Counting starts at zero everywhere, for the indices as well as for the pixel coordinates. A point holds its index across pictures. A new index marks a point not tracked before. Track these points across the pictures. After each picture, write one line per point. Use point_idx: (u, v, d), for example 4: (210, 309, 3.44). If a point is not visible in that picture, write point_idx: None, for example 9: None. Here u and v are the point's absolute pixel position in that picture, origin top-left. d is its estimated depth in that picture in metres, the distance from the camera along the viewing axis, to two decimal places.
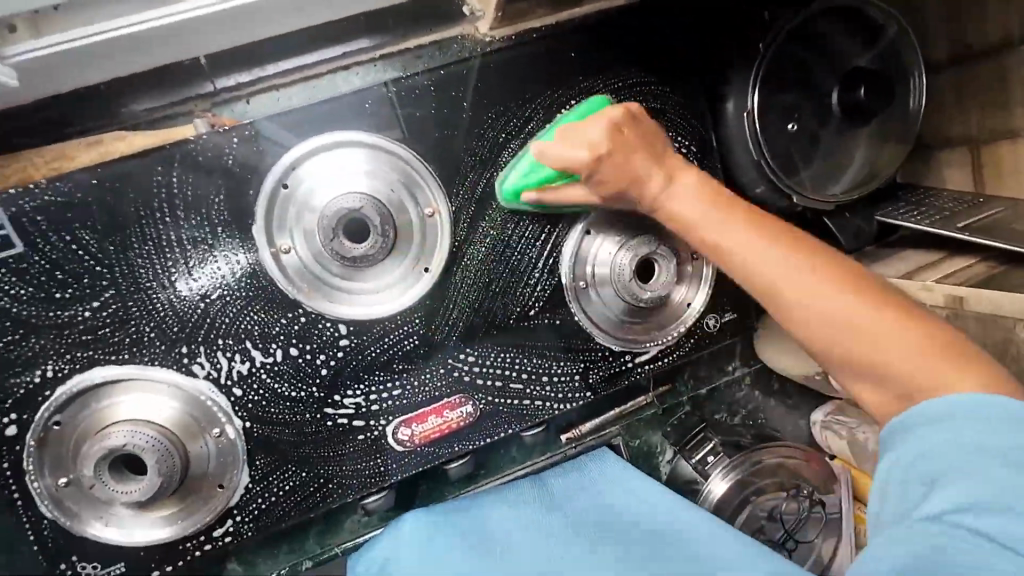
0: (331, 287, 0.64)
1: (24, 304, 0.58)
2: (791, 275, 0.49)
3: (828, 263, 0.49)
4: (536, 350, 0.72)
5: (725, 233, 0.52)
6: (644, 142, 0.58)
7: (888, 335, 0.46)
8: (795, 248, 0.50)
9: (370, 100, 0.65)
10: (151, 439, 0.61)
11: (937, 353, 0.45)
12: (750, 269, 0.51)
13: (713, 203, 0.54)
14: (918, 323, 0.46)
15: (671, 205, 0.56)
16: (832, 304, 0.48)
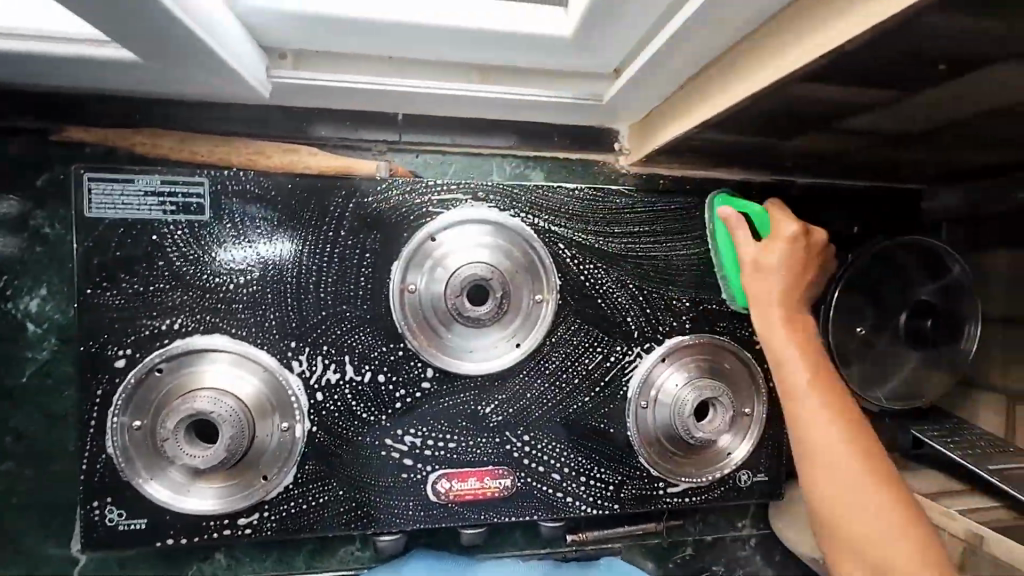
0: (435, 334, 0.71)
1: (187, 262, 0.65)
2: (827, 467, 0.58)
3: (851, 426, 0.59)
4: (584, 449, 0.76)
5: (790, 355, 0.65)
6: (802, 271, 0.71)
7: (870, 511, 0.55)
8: (871, 448, 0.58)
9: (530, 195, 0.73)
10: (232, 413, 0.65)
11: (903, 534, 0.54)
12: (843, 478, 0.57)
13: (826, 387, 0.62)
14: (885, 481, 0.56)
15: (788, 371, 0.64)
16: (864, 498, 0.56)
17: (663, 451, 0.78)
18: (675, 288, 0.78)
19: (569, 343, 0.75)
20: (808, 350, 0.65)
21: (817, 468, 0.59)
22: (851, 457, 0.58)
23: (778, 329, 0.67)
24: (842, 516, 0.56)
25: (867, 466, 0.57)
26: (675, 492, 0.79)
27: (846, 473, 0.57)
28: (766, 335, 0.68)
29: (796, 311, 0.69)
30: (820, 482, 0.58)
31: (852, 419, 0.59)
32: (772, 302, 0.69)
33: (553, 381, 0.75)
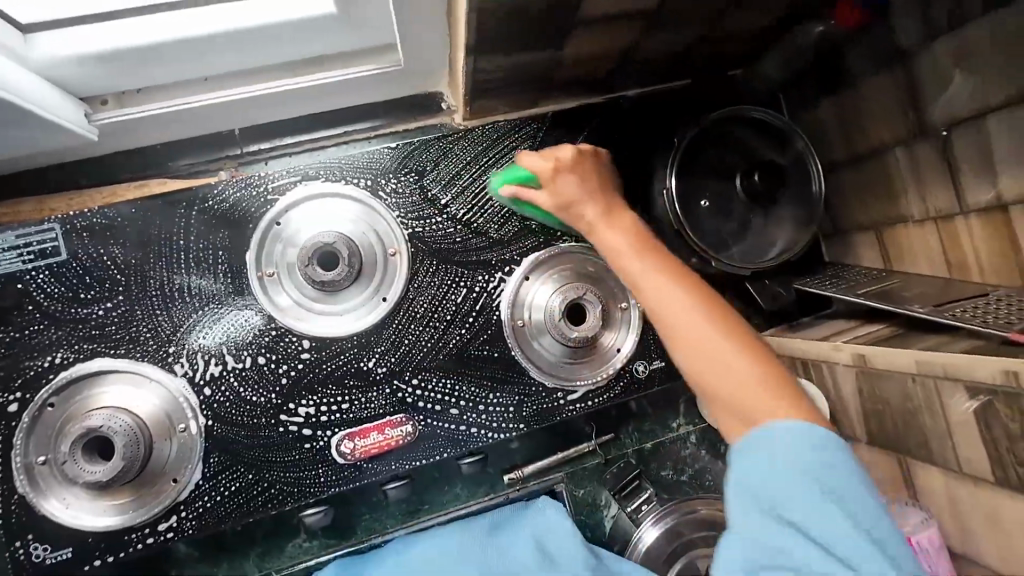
0: (303, 308, 0.77)
1: (54, 300, 0.71)
2: (698, 349, 0.60)
3: (713, 307, 0.62)
4: (474, 379, 0.80)
5: (657, 303, 0.63)
6: (598, 179, 0.74)
7: (721, 353, 0.59)
8: (718, 319, 0.61)
9: (357, 162, 0.80)
10: (122, 424, 0.69)
11: (744, 357, 0.58)
12: (699, 342, 0.60)
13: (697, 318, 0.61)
14: (720, 318, 0.61)
15: (604, 240, 0.70)
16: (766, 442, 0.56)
17: (551, 361, 0.82)
18: (520, 210, 0.83)
19: (432, 284, 0.80)
20: (652, 256, 0.66)
21: (694, 347, 0.60)
22: (709, 323, 0.60)
23: (648, 278, 0.64)
24: (722, 396, 0.59)
25: (763, 371, 0.58)
26: (576, 398, 0.83)
27: (709, 354, 0.59)
28: (633, 280, 0.66)
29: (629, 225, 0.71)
30: (669, 324, 0.62)
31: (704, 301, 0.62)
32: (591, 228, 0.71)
33: (426, 322, 0.79)
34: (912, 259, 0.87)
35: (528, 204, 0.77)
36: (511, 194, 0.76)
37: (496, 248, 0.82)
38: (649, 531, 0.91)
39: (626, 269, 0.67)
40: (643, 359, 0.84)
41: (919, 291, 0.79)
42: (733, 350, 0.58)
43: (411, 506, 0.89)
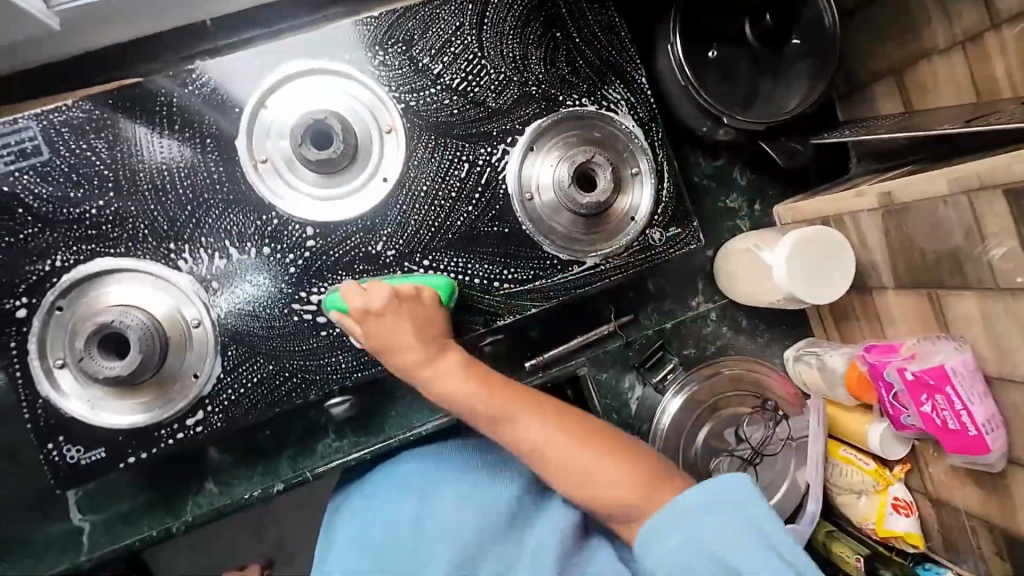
0: (302, 194, 0.74)
1: (45, 201, 0.69)
2: (605, 500, 0.68)
3: (570, 431, 0.70)
4: (486, 256, 0.78)
5: (546, 441, 0.69)
6: (474, 368, 0.72)
7: (624, 489, 0.68)
8: (623, 463, 0.69)
9: (341, 34, 0.74)
10: (133, 318, 0.68)
11: (639, 489, 0.68)
12: (621, 510, 0.68)
13: (577, 445, 0.69)
14: (609, 454, 0.69)
15: (521, 438, 0.70)
16: (585, 466, 0.68)
17: (564, 233, 0.79)
18: (518, 76, 0.78)
19: (433, 162, 0.76)
20: (548, 419, 0.71)
21: (589, 477, 0.68)
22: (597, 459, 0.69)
23: (531, 428, 0.69)
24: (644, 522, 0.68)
25: (624, 470, 0.68)
26: (593, 269, 0.80)
27: (609, 491, 0.68)
28: (465, 411, 0.71)
29: (488, 385, 0.71)
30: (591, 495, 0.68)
31: (552, 410, 0.71)
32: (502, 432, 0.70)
33: (430, 201, 0.76)
34: (935, 96, 0.82)
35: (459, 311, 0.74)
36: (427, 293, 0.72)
37: (496, 119, 0.78)
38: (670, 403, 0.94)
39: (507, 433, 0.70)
40: (656, 225, 0.82)
41: (947, 117, 0.76)
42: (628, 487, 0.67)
43: (435, 400, 0.88)
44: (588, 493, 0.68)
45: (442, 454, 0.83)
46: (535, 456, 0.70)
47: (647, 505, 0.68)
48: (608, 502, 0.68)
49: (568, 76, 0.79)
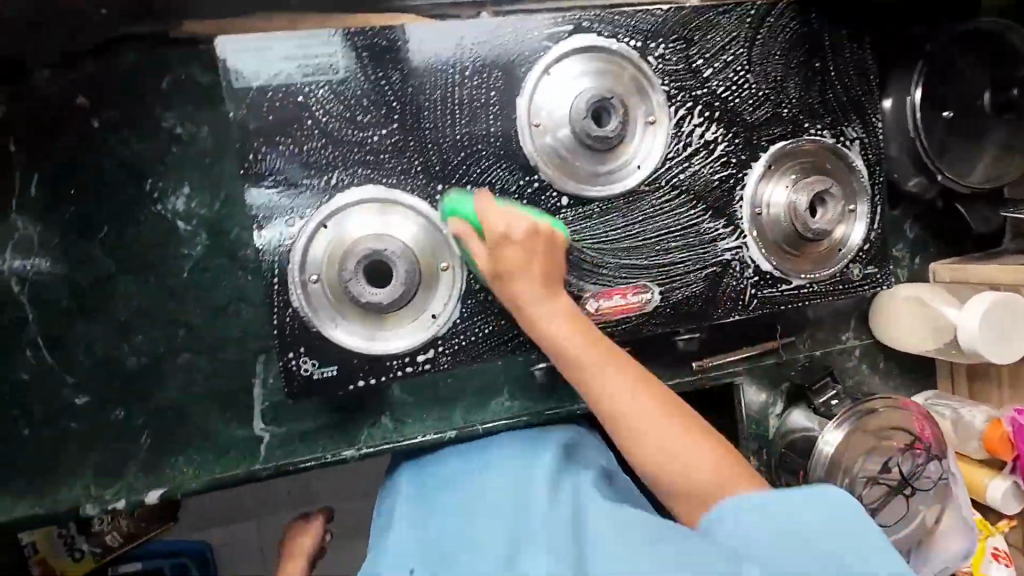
0: (564, 164, 0.76)
1: (334, 118, 0.70)
2: (656, 445, 0.65)
3: (650, 391, 0.67)
4: (710, 259, 0.82)
5: (605, 379, 0.67)
6: (552, 251, 0.69)
7: (677, 440, 0.65)
8: (687, 424, 0.66)
9: (631, 20, 0.77)
10: (401, 250, 0.70)
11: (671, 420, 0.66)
12: (688, 480, 0.64)
13: (645, 399, 0.66)
14: (655, 393, 0.67)
15: (538, 316, 0.68)
16: (677, 449, 0.65)
17: (782, 252, 0.84)
18: (774, 96, 0.82)
19: (684, 159, 0.80)
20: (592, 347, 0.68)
21: (641, 437, 0.66)
22: (639, 401, 0.66)
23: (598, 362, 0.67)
24: (686, 475, 0.64)
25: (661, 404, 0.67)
26: (797, 291, 0.85)
27: (663, 442, 0.65)
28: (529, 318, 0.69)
29: (553, 286, 0.69)
30: (639, 450, 0.65)
31: (635, 370, 0.68)
32: (535, 315, 0.69)
33: (673, 196, 0.80)
34: None
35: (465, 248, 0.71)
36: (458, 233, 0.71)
37: (747, 132, 0.82)
38: (796, 416, 0.97)
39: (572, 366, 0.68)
40: (859, 262, 0.87)
41: None
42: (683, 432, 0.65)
43: None
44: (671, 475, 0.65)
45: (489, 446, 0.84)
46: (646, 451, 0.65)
47: (711, 458, 0.64)
48: (659, 473, 0.64)
49: (816, 106, 0.84)
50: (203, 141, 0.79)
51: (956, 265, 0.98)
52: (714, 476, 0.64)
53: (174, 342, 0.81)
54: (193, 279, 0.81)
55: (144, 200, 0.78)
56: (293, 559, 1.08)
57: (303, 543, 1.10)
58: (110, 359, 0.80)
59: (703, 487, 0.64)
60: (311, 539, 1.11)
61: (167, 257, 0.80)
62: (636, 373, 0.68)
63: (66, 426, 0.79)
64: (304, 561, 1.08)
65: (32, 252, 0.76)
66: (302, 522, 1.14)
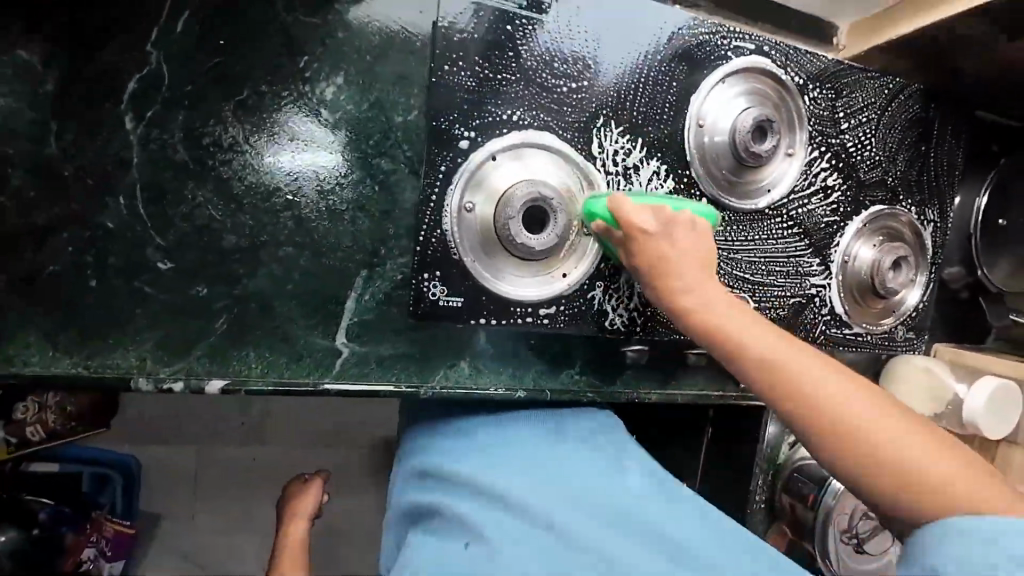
0: (712, 168, 0.81)
1: (533, 59, 0.71)
2: (856, 435, 0.59)
3: (846, 373, 0.62)
4: (799, 290, 0.90)
5: (771, 347, 0.63)
6: (696, 240, 0.67)
7: (892, 430, 0.59)
8: (890, 409, 0.60)
9: (801, 58, 0.83)
10: (562, 204, 0.72)
11: (882, 409, 0.60)
12: (896, 467, 0.58)
13: (828, 368, 0.62)
14: (857, 380, 0.61)
15: (693, 296, 0.66)
16: (895, 430, 0.58)
17: (852, 301, 0.94)
18: (886, 164, 0.92)
19: (805, 196, 0.87)
20: (769, 332, 0.64)
21: (839, 432, 0.59)
22: (828, 375, 0.61)
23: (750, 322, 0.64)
24: (895, 462, 0.58)
25: (850, 379, 0.61)
26: (854, 338, 0.95)
27: (871, 419, 0.59)
28: (680, 299, 0.66)
29: (706, 270, 0.67)
30: (842, 429, 0.59)
31: (829, 362, 0.63)
32: (709, 307, 0.65)
33: (787, 226, 0.87)
34: None
35: (609, 243, 0.72)
36: (602, 231, 0.71)
37: (858, 187, 0.91)
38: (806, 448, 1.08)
39: (756, 356, 0.63)
40: (904, 327, 0.99)
41: None
42: (897, 419, 0.58)
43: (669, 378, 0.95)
44: (862, 449, 0.58)
45: (507, 422, 0.86)
46: (833, 426, 0.60)
47: (921, 442, 0.58)
48: (866, 461, 0.58)
49: (913, 183, 0.95)
50: (370, 36, 0.75)
51: (958, 349, 1.11)
52: (937, 458, 0.57)
53: (279, 231, 0.76)
54: (319, 173, 0.76)
55: (292, 76, 0.73)
56: (295, 521, 1.02)
57: (305, 504, 1.04)
58: (206, 230, 0.73)
59: (908, 469, 0.57)
60: (312, 500, 1.05)
61: (299, 142, 0.75)
62: (827, 364, 0.63)
63: (139, 288, 0.71)
64: (306, 521, 1.02)
65: (160, 93, 0.69)
66: (299, 481, 1.09)
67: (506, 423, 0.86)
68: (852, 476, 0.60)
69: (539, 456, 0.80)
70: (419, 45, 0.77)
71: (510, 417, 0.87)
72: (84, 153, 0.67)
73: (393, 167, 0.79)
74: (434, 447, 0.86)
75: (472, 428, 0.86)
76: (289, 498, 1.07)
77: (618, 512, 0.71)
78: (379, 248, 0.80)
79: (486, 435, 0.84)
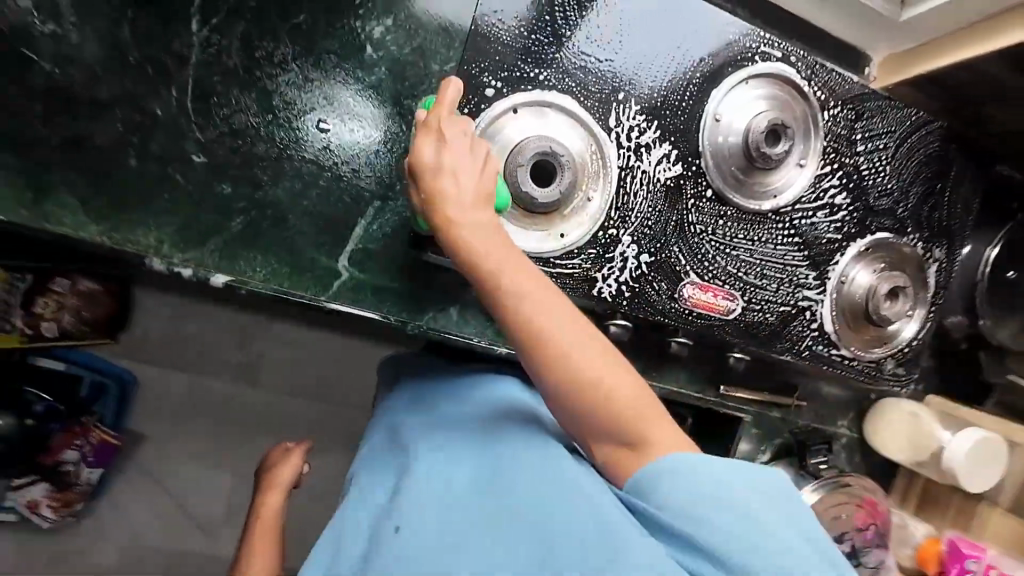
0: (722, 163, 0.84)
1: (566, 27, 0.76)
2: (586, 386, 0.56)
3: (582, 322, 0.57)
4: (792, 301, 0.91)
5: (563, 335, 0.56)
6: (474, 164, 0.60)
7: (595, 355, 0.56)
8: (591, 343, 0.57)
9: (826, 75, 0.86)
10: (571, 165, 0.75)
11: (600, 354, 0.56)
12: (592, 397, 0.56)
13: (620, 371, 0.57)
14: (586, 325, 0.58)
15: (506, 286, 0.57)
16: (608, 373, 0.56)
17: (843, 324, 0.94)
18: (897, 193, 0.93)
19: (811, 210, 0.89)
20: (536, 288, 0.57)
21: (561, 365, 0.56)
22: (576, 330, 0.56)
23: (523, 285, 0.57)
24: (619, 415, 0.56)
25: (585, 344, 0.56)
26: (841, 361, 0.95)
27: (611, 390, 0.56)
28: (508, 305, 0.57)
29: (484, 200, 0.59)
30: (570, 381, 0.56)
31: (558, 302, 0.57)
32: (462, 228, 0.58)
33: (788, 234, 0.89)
34: None
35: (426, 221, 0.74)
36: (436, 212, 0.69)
37: (866, 212, 0.92)
38: (778, 468, 1.07)
39: (503, 303, 0.57)
40: (895, 361, 0.99)
41: None
42: (581, 330, 0.56)
43: (647, 366, 0.97)
44: (617, 420, 0.56)
45: (437, 394, 0.83)
46: (587, 395, 0.56)
47: (603, 362, 0.56)
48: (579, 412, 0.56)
49: (922, 218, 0.95)
50: None
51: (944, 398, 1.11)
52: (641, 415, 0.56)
53: (307, 149, 0.82)
54: (365, 137, 0.84)
55: (343, 10, 0.80)
56: (272, 491, 1.01)
57: (283, 472, 1.03)
58: (242, 134, 0.79)
59: (613, 412, 0.56)
60: (292, 467, 1.04)
61: (341, 71, 0.81)
62: (543, 289, 0.57)
63: (172, 175, 0.78)
64: (281, 490, 1.01)
65: (225, 4, 0.76)
66: (281, 451, 1.08)
67: (445, 404, 0.79)
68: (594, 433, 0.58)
69: (448, 436, 0.73)
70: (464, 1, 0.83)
71: (451, 395, 0.81)
72: (151, 45, 0.74)
73: (421, 111, 0.84)
74: (387, 419, 0.85)
75: (421, 394, 0.85)
76: (271, 466, 1.05)
77: (487, 501, 0.62)
78: (395, 183, 0.85)
79: (414, 410, 0.82)
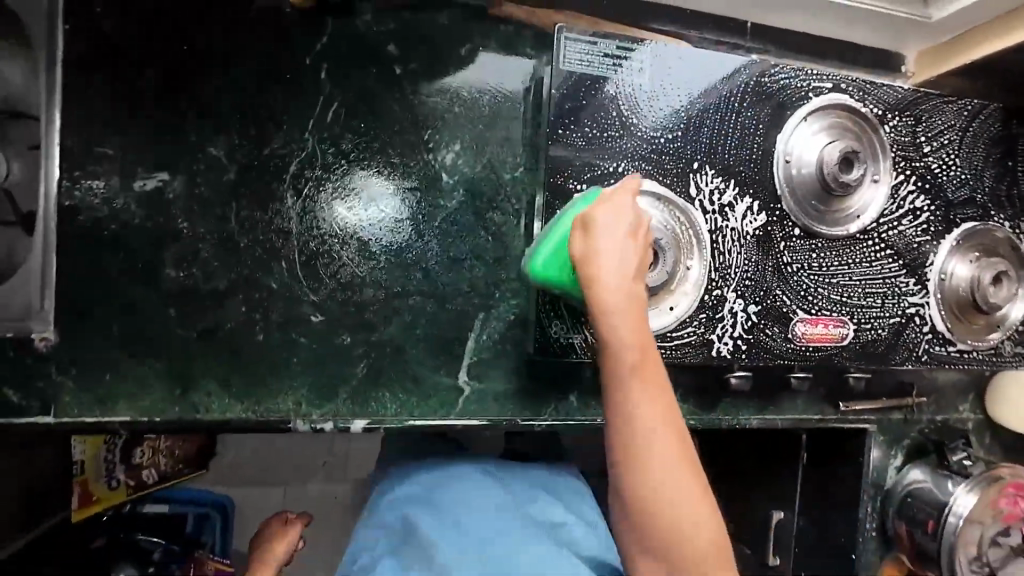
0: (801, 201, 0.86)
1: (632, 117, 0.79)
2: (661, 510, 0.56)
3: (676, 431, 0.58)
4: (899, 310, 0.91)
5: (642, 419, 0.58)
6: (620, 232, 0.65)
7: (676, 477, 0.57)
8: (697, 491, 0.57)
9: (877, 91, 0.88)
10: (669, 244, 0.78)
11: (696, 505, 0.57)
12: (667, 526, 0.56)
13: (701, 513, 0.57)
14: (688, 456, 0.58)
15: (615, 353, 0.60)
16: (686, 508, 0.56)
17: (953, 319, 0.94)
18: (973, 181, 0.94)
19: (895, 220, 0.90)
20: (654, 392, 0.59)
21: (647, 474, 0.57)
22: (677, 466, 0.57)
23: (642, 398, 0.58)
24: (677, 536, 0.56)
25: (681, 470, 0.57)
26: (960, 355, 0.95)
27: (676, 519, 0.56)
28: (624, 382, 0.59)
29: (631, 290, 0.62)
30: (643, 480, 0.57)
31: (671, 416, 0.59)
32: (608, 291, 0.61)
33: (879, 248, 0.89)
34: None
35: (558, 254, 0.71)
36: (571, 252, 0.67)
37: (947, 207, 0.93)
38: (915, 471, 1.06)
39: (621, 373, 0.59)
40: (1012, 341, 0.97)
41: None
42: (682, 456, 0.57)
43: (766, 403, 0.97)
44: (676, 547, 0.56)
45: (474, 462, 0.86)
46: (652, 501, 0.56)
47: (691, 501, 0.57)
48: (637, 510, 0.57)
49: (1003, 198, 0.95)
50: (482, 109, 0.86)
51: None
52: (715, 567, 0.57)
53: (409, 283, 0.86)
54: (381, 211, 0.84)
55: (416, 149, 0.84)
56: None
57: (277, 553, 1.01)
58: (350, 285, 0.83)
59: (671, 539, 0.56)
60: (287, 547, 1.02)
61: (423, 204, 0.85)
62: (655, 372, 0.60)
63: (296, 340, 0.82)
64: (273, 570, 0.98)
65: (312, 174, 0.81)
66: (277, 524, 1.07)
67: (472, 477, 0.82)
68: (632, 517, 0.58)
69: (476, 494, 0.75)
70: (521, 111, 0.87)
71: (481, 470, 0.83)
72: (256, 228, 0.79)
73: (503, 219, 0.88)
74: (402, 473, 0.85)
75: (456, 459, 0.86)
76: (261, 545, 1.03)
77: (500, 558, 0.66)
78: (493, 292, 0.88)
79: (451, 468, 0.83)
